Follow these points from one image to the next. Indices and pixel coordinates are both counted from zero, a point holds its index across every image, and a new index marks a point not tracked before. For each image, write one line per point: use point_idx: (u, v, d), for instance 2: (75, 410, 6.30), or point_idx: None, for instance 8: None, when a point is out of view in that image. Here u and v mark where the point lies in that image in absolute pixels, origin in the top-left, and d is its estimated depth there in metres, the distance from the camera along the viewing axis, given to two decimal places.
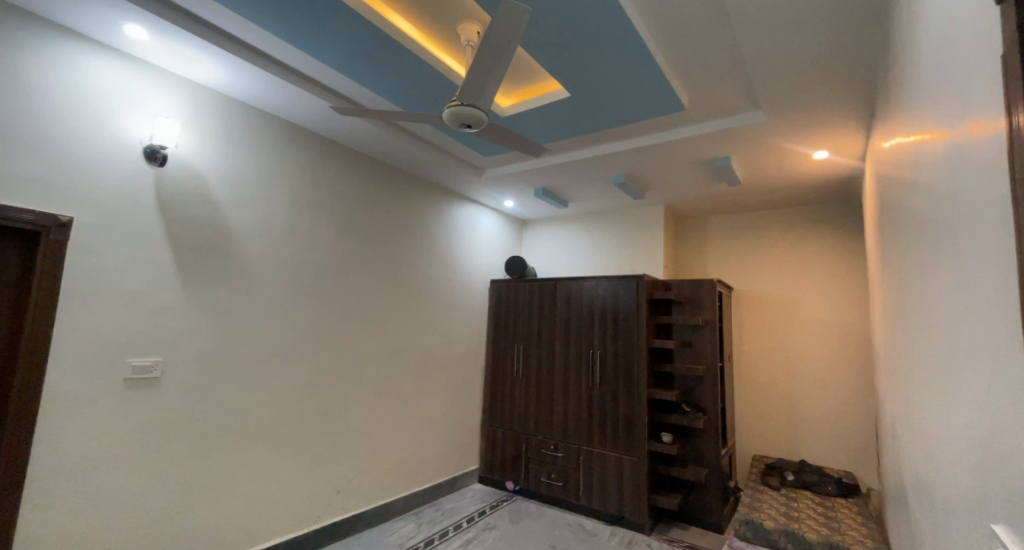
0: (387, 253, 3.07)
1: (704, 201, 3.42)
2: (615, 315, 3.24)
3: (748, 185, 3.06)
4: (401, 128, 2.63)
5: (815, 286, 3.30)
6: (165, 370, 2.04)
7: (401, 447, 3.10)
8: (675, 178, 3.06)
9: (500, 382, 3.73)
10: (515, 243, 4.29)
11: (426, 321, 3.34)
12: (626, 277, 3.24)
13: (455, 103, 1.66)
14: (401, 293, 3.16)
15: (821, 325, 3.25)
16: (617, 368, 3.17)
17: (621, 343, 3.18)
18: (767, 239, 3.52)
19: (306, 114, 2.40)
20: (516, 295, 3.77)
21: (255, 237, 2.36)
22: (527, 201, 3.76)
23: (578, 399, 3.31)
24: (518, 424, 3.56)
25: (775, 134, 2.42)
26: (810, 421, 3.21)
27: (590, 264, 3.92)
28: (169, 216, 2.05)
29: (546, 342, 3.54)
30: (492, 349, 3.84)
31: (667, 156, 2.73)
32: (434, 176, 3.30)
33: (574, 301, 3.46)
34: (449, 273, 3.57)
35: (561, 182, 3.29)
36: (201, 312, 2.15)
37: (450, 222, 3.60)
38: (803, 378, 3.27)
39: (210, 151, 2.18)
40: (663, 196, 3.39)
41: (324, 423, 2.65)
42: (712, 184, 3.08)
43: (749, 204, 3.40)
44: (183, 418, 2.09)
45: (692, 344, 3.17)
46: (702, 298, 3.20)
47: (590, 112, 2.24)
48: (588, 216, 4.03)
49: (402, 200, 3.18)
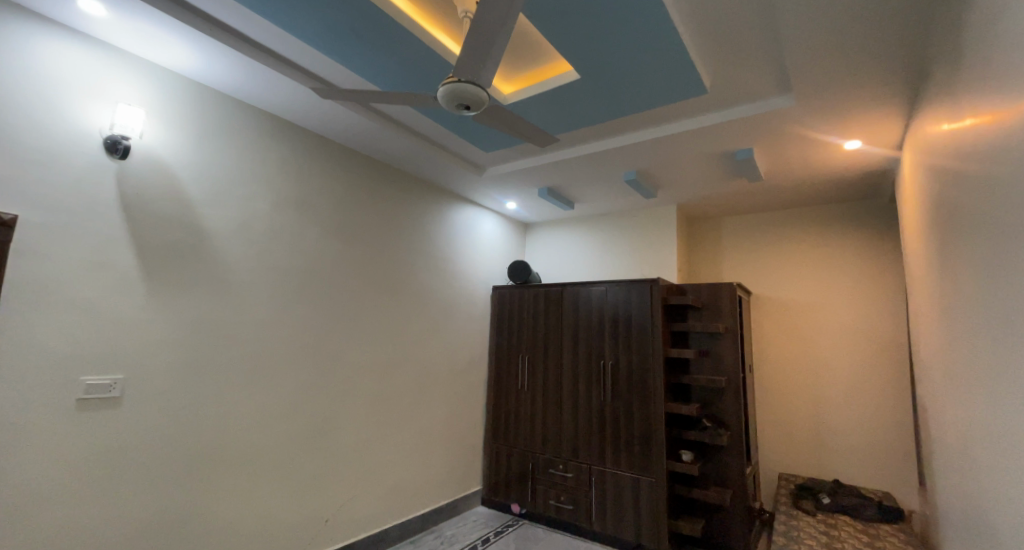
0: (380, 258, 2.85)
1: (719, 200, 3.21)
2: (628, 322, 3.00)
3: (768, 181, 2.85)
4: (395, 121, 2.43)
5: (842, 289, 3.07)
6: (127, 389, 1.80)
7: (397, 468, 2.85)
8: (690, 175, 2.84)
9: (503, 396, 3.48)
10: (518, 247, 4.07)
11: (424, 331, 3.11)
12: (639, 282, 3.01)
13: (452, 80, 1.45)
14: (396, 301, 2.94)
15: (849, 331, 3.02)
16: (631, 380, 2.93)
17: (634, 353, 2.94)
18: (786, 240, 3.30)
19: (290, 106, 2.20)
20: (520, 302, 3.54)
21: (234, 240, 2.15)
22: (531, 202, 3.56)
23: (588, 415, 3.06)
24: (524, 442, 3.30)
25: (804, 122, 2.21)
26: (841, 436, 2.96)
27: (598, 269, 3.70)
28: (134, 216, 1.83)
29: (552, 352, 3.30)
30: (494, 360, 3.59)
31: (683, 149, 2.52)
32: (431, 175, 3.09)
33: (583, 308, 3.23)
34: (448, 279, 3.35)
35: (567, 181, 3.08)
36: (172, 323, 1.93)
37: (449, 225, 3.39)
38: (831, 389, 3.03)
39: (182, 143, 1.97)
40: (676, 195, 3.18)
41: (311, 445, 2.41)
42: (730, 180, 2.87)
43: (768, 202, 3.19)
44: (149, 444, 1.85)
45: (711, 353, 2.94)
46: (720, 304, 2.97)
47: (601, 97, 2.03)
48: (594, 218, 3.82)
49: (396, 201, 2.97)
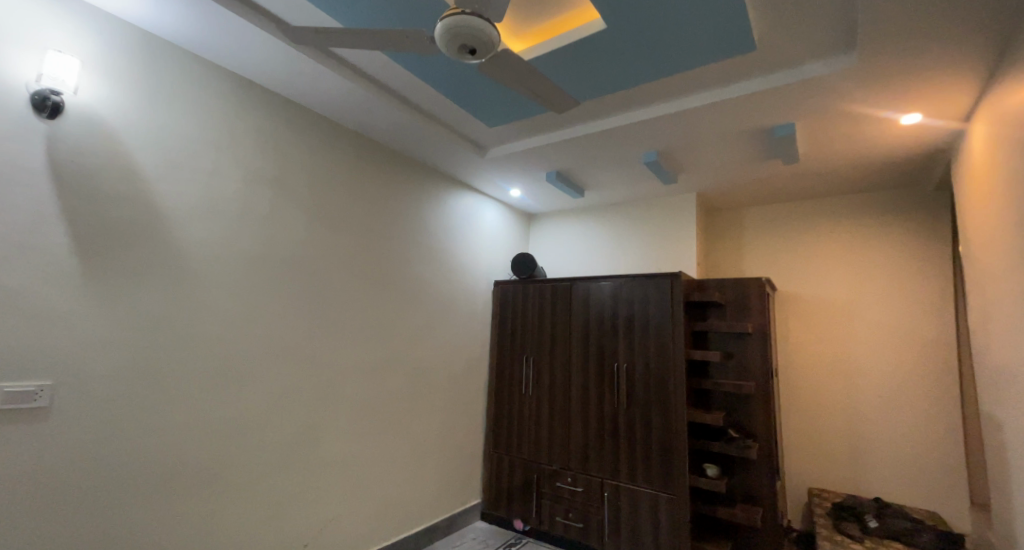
0: (370, 247, 2.55)
1: (745, 187, 2.91)
2: (645, 321, 2.70)
3: (804, 164, 2.55)
4: (387, 88, 2.13)
5: (881, 285, 2.78)
6: (59, 396, 1.50)
7: (388, 482, 2.56)
8: (717, 157, 2.54)
9: (505, 401, 3.19)
10: (521, 239, 3.78)
11: (419, 328, 2.82)
12: (657, 276, 2.71)
13: (455, 13, 1.16)
14: (388, 295, 2.65)
15: (890, 331, 2.73)
16: (648, 386, 2.64)
17: (652, 355, 2.65)
18: (818, 232, 3.01)
19: (264, 66, 1.90)
20: (524, 298, 3.24)
21: (197, 222, 1.84)
22: (537, 189, 3.26)
23: (599, 423, 2.77)
24: (527, 452, 3.01)
25: (861, 91, 1.92)
26: (880, 448, 2.67)
27: (609, 262, 3.40)
28: (68, 188, 1.52)
29: (559, 353, 3.01)
30: (495, 361, 3.30)
31: (714, 124, 2.23)
32: (427, 156, 2.79)
33: (594, 306, 2.93)
34: (446, 272, 3.05)
35: (578, 164, 2.78)
36: (117, 317, 1.62)
37: (447, 213, 3.09)
38: (869, 396, 2.73)
39: (130, 103, 1.66)
40: (698, 182, 2.88)
41: (289, 458, 2.12)
42: (761, 164, 2.58)
43: (799, 190, 2.89)
44: (88, 462, 1.54)
45: (736, 356, 2.65)
46: (747, 301, 2.68)
47: (627, 54, 1.74)
48: (605, 208, 3.52)
49: (387, 184, 2.67)
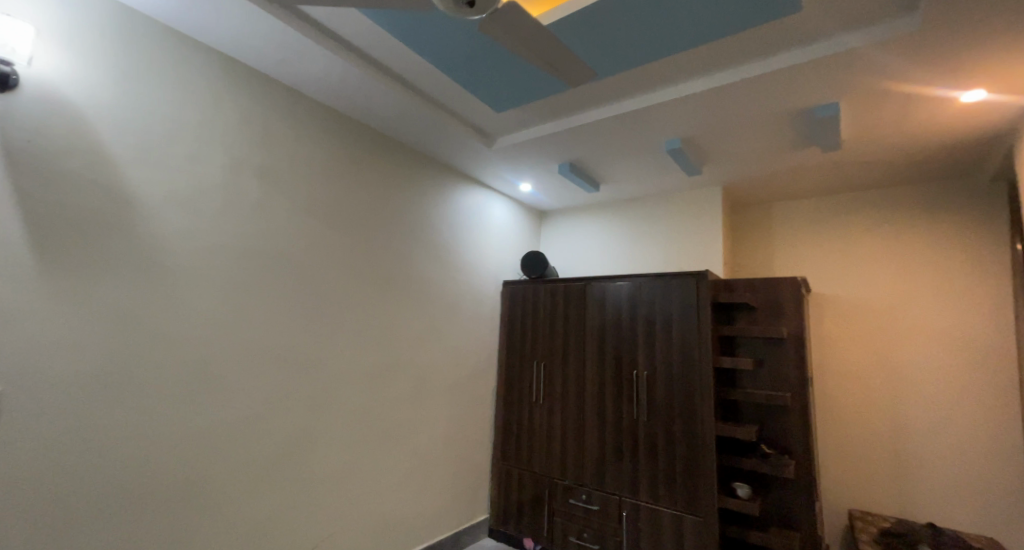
0: (368, 243, 2.38)
1: (776, 180, 2.68)
2: (667, 324, 2.48)
3: (844, 152, 2.31)
4: (384, 68, 1.96)
5: (929, 286, 2.52)
6: (12, 403, 1.34)
7: (388, 497, 2.37)
8: (747, 144, 2.31)
9: (515, 409, 2.98)
10: (532, 237, 3.57)
11: (421, 331, 2.63)
12: (681, 275, 2.48)
13: None
14: (388, 294, 2.47)
15: (941, 337, 2.45)
16: (670, 395, 2.41)
17: (675, 362, 2.42)
18: (856, 228, 2.76)
19: (250, 43, 1.74)
20: (535, 299, 3.04)
21: (175, 211, 1.68)
22: (549, 183, 3.06)
23: (616, 435, 2.54)
24: (538, 464, 2.79)
25: (918, 63, 1.69)
26: (930, 467, 2.39)
27: (626, 261, 3.18)
28: (24, 170, 1.37)
29: (573, 359, 2.79)
30: (504, 367, 3.09)
31: (745, 105, 2.00)
32: (431, 146, 2.61)
33: (610, 307, 2.71)
34: (451, 270, 2.86)
35: (593, 154, 2.58)
36: (82, 313, 1.46)
37: (453, 208, 2.91)
38: (918, 408, 2.46)
39: (97, 80, 1.51)
40: (724, 173, 2.66)
41: (278, 471, 1.94)
42: (796, 152, 2.35)
43: (836, 182, 2.65)
44: (44, 477, 1.38)
45: (769, 363, 2.41)
46: (781, 303, 2.44)
47: (649, 19, 1.54)
48: (621, 204, 3.30)
49: (388, 176, 2.50)
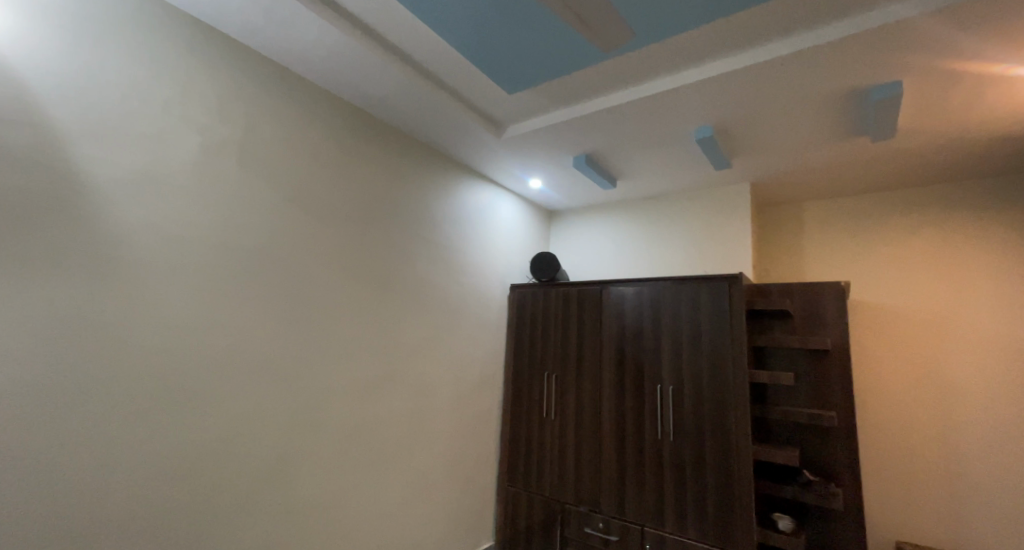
0: (362, 240, 2.14)
1: (811, 175, 2.45)
2: (694, 334, 2.23)
3: (893, 143, 2.08)
4: (382, 39, 1.74)
5: (986, 292, 2.26)
6: None
7: (382, 525, 2.11)
8: (785, 132, 2.08)
9: (523, 426, 2.72)
10: (541, 239, 3.34)
11: (421, 338, 2.39)
12: (710, 279, 2.24)
13: None
14: (383, 297, 2.22)
15: (1000, 348, 2.19)
16: (700, 414, 2.15)
17: (705, 376, 2.17)
18: (898, 228, 2.52)
19: (229, 7, 1.54)
20: (546, 305, 2.79)
21: (135, 197, 1.45)
22: (560, 179, 2.83)
23: (637, 458, 2.28)
24: (549, 488, 2.52)
25: (996, 31, 1.46)
26: (993, 497, 2.11)
27: (644, 265, 2.93)
28: None
29: (588, 371, 2.54)
30: (512, 379, 2.84)
31: (789, 84, 1.78)
32: (434, 136, 2.38)
33: (630, 315, 2.46)
34: (455, 272, 2.62)
35: (611, 145, 2.35)
36: (16, 311, 1.24)
37: (457, 205, 2.67)
38: (976, 429, 2.18)
39: (46, 42, 1.31)
40: (753, 167, 2.43)
41: (255, 500, 1.68)
42: (838, 142, 2.11)
43: (877, 178, 2.41)
44: None
45: (809, 378, 2.16)
46: (822, 311, 2.21)
47: None
48: (637, 203, 3.07)
49: (385, 167, 2.27)
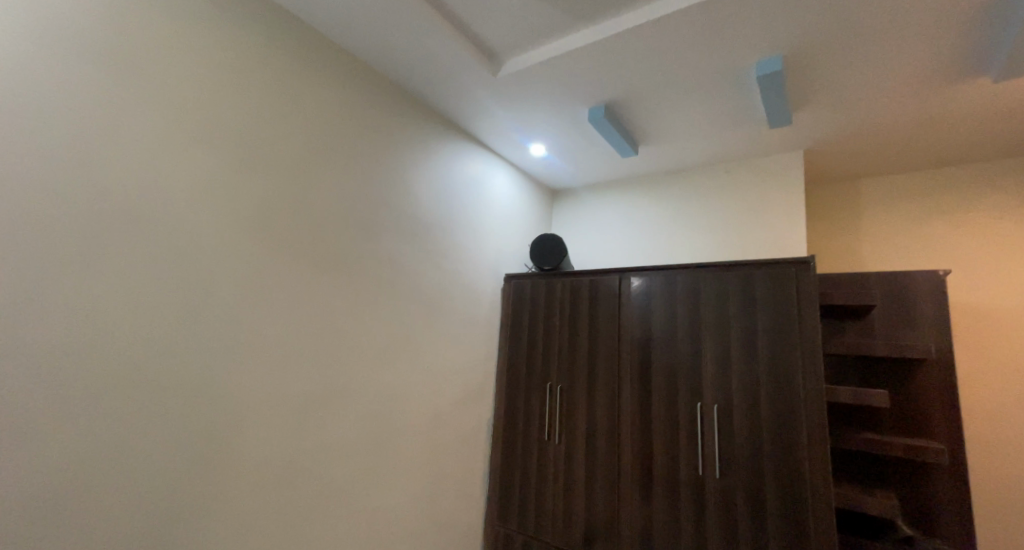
0: (307, 203, 1.57)
1: (889, 137, 1.94)
2: (747, 335, 1.70)
3: (1010, 87, 1.59)
4: None
5: None
6: None
7: None
8: (874, 69, 1.57)
9: (519, 447, 2.16)
10: (544, 221, 2.80)
11: (390, 337, 1.82)
12: (768, 265, 1.71)
13: None
14: (338, 282, 1.65)
15: None
16: (756, 442, 1.61)
17: (763, 390, 1.63)
18: (991, 209, 2.02)
19: None
20: (549, 297, 2.25)
21: None
22: (569, 144, 2.29)
23: (669, 497, 1.74)
24: (552, 531, 1.97)
25: None
26: None
27: (669, 251, 2.40)
28: None
29: (602, 382, 1.99)
30: (506, 389, 2.29)
31: None
32: (412, 73, 1.84)
33: (658, 310, 1.92)
34: (436, 254, 2.06)
35: (640, 90, 1.82)
36: None
37: (441, 169, 2.12)
38: None
39: None
40: (815, 125, 1.92)
41: None
42: (942, 84, 1.60)
43: (972, 141, 1.91)
44: None
45: (898, 396, 1.65)
46: (912, 307, 1.70)
47: None
48: (661, 179, 2.54)
49: (343, 109, 1.71)
